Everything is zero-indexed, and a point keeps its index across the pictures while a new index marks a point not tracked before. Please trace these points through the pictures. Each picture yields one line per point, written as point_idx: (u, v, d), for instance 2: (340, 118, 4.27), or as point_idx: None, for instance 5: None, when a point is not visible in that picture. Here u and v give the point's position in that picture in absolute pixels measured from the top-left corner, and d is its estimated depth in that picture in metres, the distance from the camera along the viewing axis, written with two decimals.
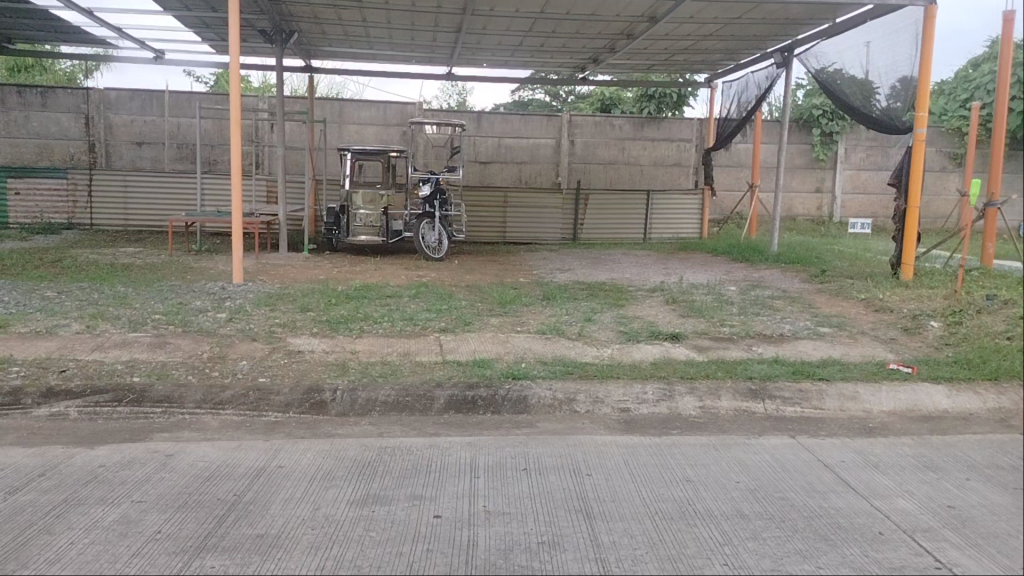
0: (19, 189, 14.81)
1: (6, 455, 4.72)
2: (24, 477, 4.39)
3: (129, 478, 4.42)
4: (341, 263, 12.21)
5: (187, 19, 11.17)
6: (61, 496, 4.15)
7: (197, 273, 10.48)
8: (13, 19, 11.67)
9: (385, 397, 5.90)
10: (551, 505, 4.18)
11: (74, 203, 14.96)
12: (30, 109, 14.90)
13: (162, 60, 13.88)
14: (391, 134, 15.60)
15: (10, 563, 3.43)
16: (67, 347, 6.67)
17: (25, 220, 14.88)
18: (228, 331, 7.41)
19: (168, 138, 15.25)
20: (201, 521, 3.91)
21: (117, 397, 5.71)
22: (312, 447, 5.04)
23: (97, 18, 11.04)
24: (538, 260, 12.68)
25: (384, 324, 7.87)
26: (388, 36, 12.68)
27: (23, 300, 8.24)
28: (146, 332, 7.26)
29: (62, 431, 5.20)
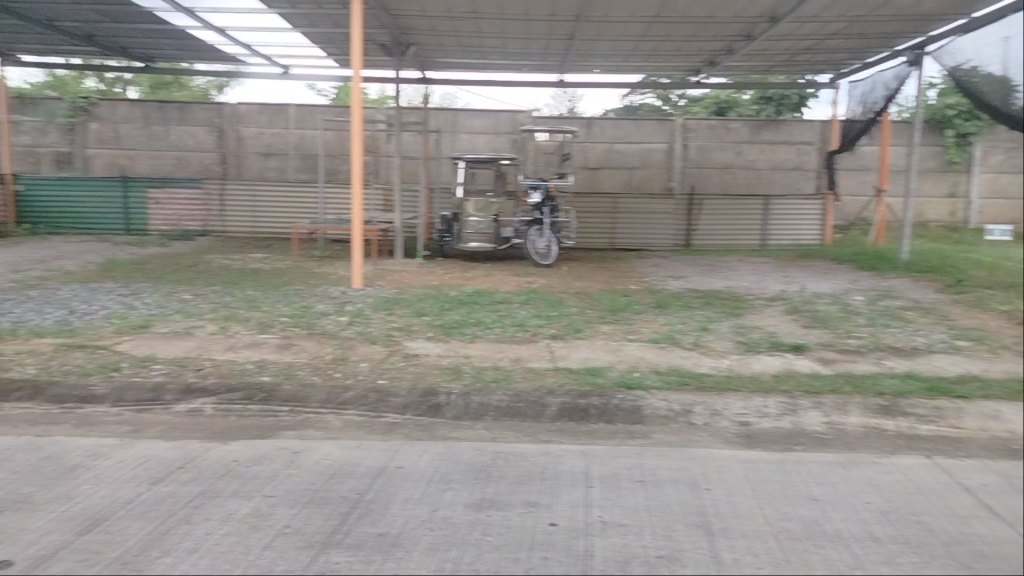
0: (159, 198, 15.79)
1: (150, 447, 5.04)
2: (166, 469, 4.68)
3: (259, 473, 4.63)
4: (454, 269, 12.42)
5: (313, 34, 11.65)
6: (199, 488, 4.39)
7: (319, 278, 10.91)
8: (156, 40, 12.46)
9: (499, 402, 5.95)
10: (669, 519, 4.09)
11: (208, 211, 15.93)
12: (170, 124, 15.84)
13: (288, 75, 14.54)
14: (502, 142, 15.75)
15: (155, 549, 3.65)
16: (204, 347, 7.06)
17: (164, 227, 15.85)
18: (349, 334, 7.67)
19: (293, 148, 15.79)
20: (327, 517, 4.05)
21: (249, 395, 6.00)
22: (430, 449, 5.14)
23: (230, 36, 11.65)
24: (651, 267, 12.51)
25: (497, 330, 7.95)
26: (502, 45, 12.84)
27: (163, 302, 8.79)
28: (274, 333, 7.59)
29: (199, 427, 5.49)
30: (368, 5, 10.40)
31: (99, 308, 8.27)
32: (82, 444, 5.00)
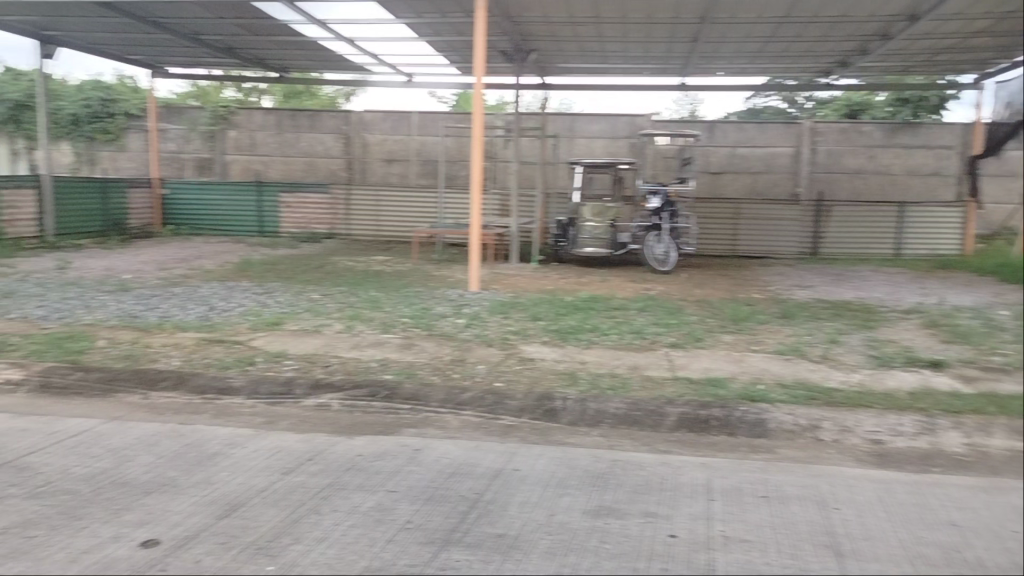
0: (289, 201, 16.62)
1: (281, 439, 5.28)
2: (296, 460, 4.88)
3: (383, 468, 4.77)
4: (570, 274, 12.42)
5: (438, 43, 11.92)
6: (327, 480, 4.56)
7: (438, 280, 11.14)
8: (290, 51, 13.06)
9: (616, 409, 5.90)
10: (795, 537, 3.94)
11: (334, 214, 16.56)
12: (300, 130, 16.53)
13: (412, 82, 14.94)
14: (621, 146, 15.63)
15: (286, 536, 3.81)
16: (330, 344, 7.34)
17: (293, 230, 16.63)
18: (467, 336, 7.79)
19: (415, 154, 16.15)
20: (447, 515, 4.12)
21: (372, 392, 6.20)
22: (546, 453, 5.15)
23: (359, 46, 12.08)
24: (775, 276, 12.11)
25: (614, 336, 7.88)
26: (623, 49, 12.75)
27: (292, 301, 9.20)
28: (396, 334, 7.80)
29: (326, 421, 5.71)
30: (492, 12, 10.56)
31: (235, 305, 8.73)
32: (220, 433, 5.28)
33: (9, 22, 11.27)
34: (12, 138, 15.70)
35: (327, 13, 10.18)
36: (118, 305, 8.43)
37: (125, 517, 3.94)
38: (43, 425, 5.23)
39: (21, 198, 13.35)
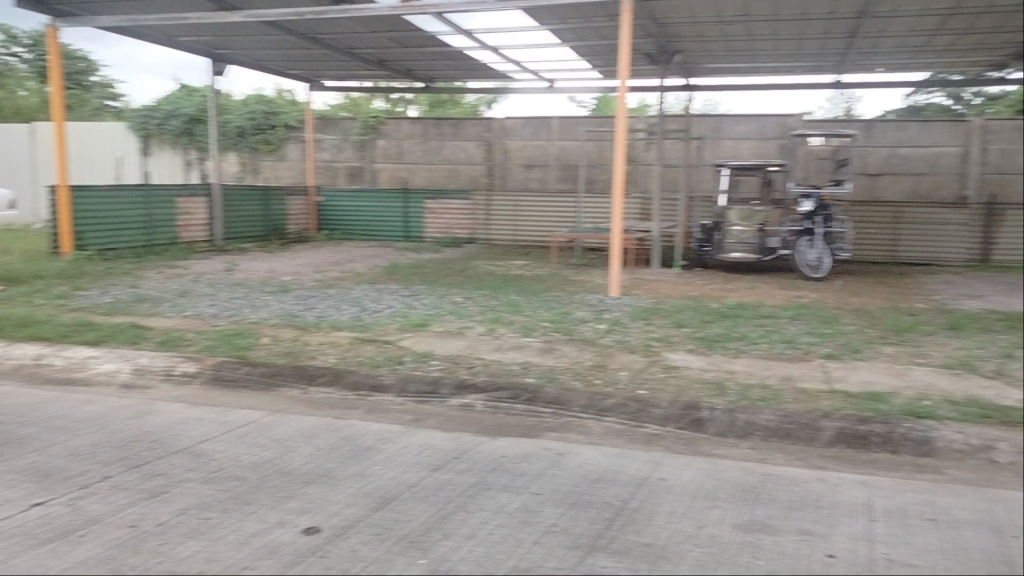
0: (432, 207, 17.03)
1: (429, 437, 5.42)
2: (444, 457, 5.01)
3: (527, 470, 4.81)
4: (714, 280, 12.10)
5: (581, 48, 11.95)
6: (474, 478, 4.64)
7: (579, 285, 11.15)
8: (437, 62, 13.47)
9: (767, 421, 5.68)
10: (970, 565, 3.64)
11: (475, 220, 16.88)
12: (444, 138, 17.02)
13: (554, 88, 15.05)
14: (769, 148, 15.11)
15: (437, 531, 3.91)
16: (473, 347, 7.50)
17: (436, 235, 17.05)
18: (609, 342, 7.75)
19: (555, 160, 16.26)
20: (593, 520, 4.09)
21: (516, 395, 6.27)
22: (693, 463, 5.03)
23: (504, 54, 12.30)
24: (940, 284, 11.31)
25: (762, 345, 7.61)
26: (773, 48, 12.31)
27: (437, 303, 9.47)
28: (538, 338, 7.86)
29: (471, 421, 5.83)
30: (637, 15, 10.48)
31: (384, 307, 9.08)
32: (372, 429, 5.49)
33: (187, 43, 12.25)
34: (185, 149, 16.88)
35: (474, 22, 10.44)
36: (278, 304, 8.97)
37: (288, 504, 4.15)
38: (215, 415, 5.62)
39: (194, 205, 14.09)
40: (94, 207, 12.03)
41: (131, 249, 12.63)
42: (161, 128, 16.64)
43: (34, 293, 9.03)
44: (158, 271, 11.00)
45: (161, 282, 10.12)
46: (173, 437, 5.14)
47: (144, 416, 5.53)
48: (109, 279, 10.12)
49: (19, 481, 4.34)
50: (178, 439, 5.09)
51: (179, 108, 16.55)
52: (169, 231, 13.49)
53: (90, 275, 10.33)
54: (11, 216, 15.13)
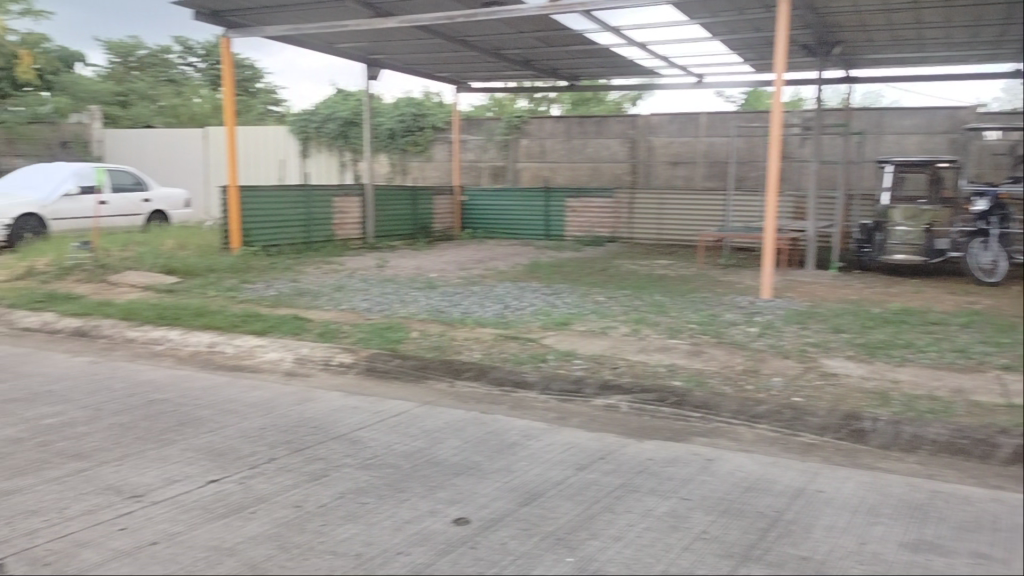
0: (574, 206, 17.02)
1: (574, 435, 5.42)
2: (590, 457, 4.98)
3: (675, 474, 4.71)
4: (873, 283, 11.42)
5: (733, 42, 11.59)
6: (620, 480, 4.59)
7: (726, 286, 10.83)
8: (583, 60, 13.46)
9: (936, 435, 5.29)
10: None
11: (617, 219, 16.75)
12: (588, 136, 16.98)
13: (702, 84, 14.68)
14: (937, 142, 14.09)
15: (584, 530, 3.89)
16: (618, 347, 7.43)
17: (577, 234, 17.03)
18: (760, 346, 7.47)
19: (702, 156, 15.88)
20: (745, 530, 3.95)
21: (662, 397, 6.16)
22: (853, 476, 4.76)
23: (651, 50, 12.13)
24: None
25: (931, 354, 7.09)
26: (945, 35, 11.46)
27: (581, 302, 9.46)
28: (685, 339, 7.70)
29: (617, 422, 5.78)
30: (794, 6, 10.05)
31: (529, 305, 9.17)
32: (519, 425, 5.55)
33: (345, 50, 12.85)
34: (341, 151, 17.56)
35: (622, 19, 10.33)
36: (427, 300, 9.25)
37: (439, 494, 4.26)
38: (369, 405, 5.86)
39: (349, 204, 14.75)
40: (259, 206, 12.79)
41: (291, 245, 13.37)
42: (320, 131, 17.33)
43: (208, 285, 9.76)
44: (316, 266, 11.63)
45: (319, 276, 10.68)
46: (331, 423, 5.40)
47: (305, 402, 5.86)
48: (273, 273, 10.79)
49: (196, 458, 4.69)
50: (336, 426, 5.34)
51: (336, 113, 17.14)
52: (325, 229, 14.16)
53: (256, 269, 11.05)
54: (187, 213, 16.42)
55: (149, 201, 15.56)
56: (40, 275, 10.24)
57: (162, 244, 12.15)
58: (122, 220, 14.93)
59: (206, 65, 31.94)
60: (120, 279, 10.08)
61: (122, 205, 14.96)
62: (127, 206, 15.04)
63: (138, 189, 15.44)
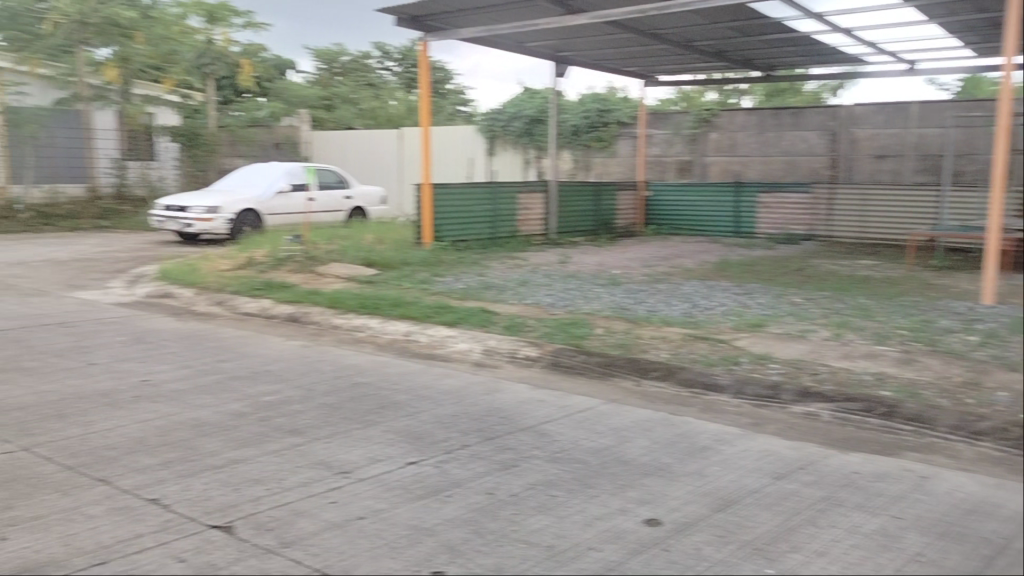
0: (767, 202, 16.25)
1: (770, 442, 5.19)
2: (788, 466, 4.75)
3: (885, 491, 4.39)
4: None
5: (953, 24, 10.63)
6: (822, 492, 4.34)
7: (939, 290, 9.97)
8: (781, 49, 12.86)
9: None
10: None
11: (815, 216, 15.78)
12: (783, 129, 16.24)
13: (914, 70, 13.60)
14: None
15: (784, 542, 3.72)
16: (817, 352, 7.05)
17: (770, 231, 16.22)
18: (982, 356, 6.81)
19: (912, 149, 14.76)
20: (967, 555, 3.60)
21: (868, 408, 5.77)
22: None
23: (857, 36, 11.38)
24: None
25: None
26: None
27: (775, 304, 9.06)
28: (893, 347, 7.16)
29: (818, 431, 5.48)
30: None
31: (718, 305, 8.90)
32: (709, 428, 5.40)
33: (535, 49, 13.07)
34: (525, 148, 17.80)
35: (826, 4, 9.75)
36: (612, 297, 9.22)
37: (629, 493, 4.23)
38: (556, 399, 5.93)
39: (533, 201, 14.98)
40: (449, 203, 13.22)
41: (478, 241, 13.74)
42: (506, 129, 17.62)
43: (403, 278, 10.28)
44: (503, 261, 11.92)
45: (505, 271, 10.96)
46: (520, 415, 5.51)
47: (494, 393, 6.02)
48: (462, 267, 11.20)
49: (396, 440, 4.94)
50: (525, 418, 5.45)
51: (521, 110, 17.33)
52: (510, 224, 14.43)
53: (446, 263, 11.51)
54: (383, 211, 17.37)
55: (350, 199, 16.58)
56: (257, 265, 11.24)
57: (361, 238, 12.94)
58: (326, 215, 16.01)
59: (402, 69, 33.79)
60: (325, 269, 10.86)
61: (326, 201, 16.03)
62: (331, 203, 16.12)
63: (340, 187, 16.50)
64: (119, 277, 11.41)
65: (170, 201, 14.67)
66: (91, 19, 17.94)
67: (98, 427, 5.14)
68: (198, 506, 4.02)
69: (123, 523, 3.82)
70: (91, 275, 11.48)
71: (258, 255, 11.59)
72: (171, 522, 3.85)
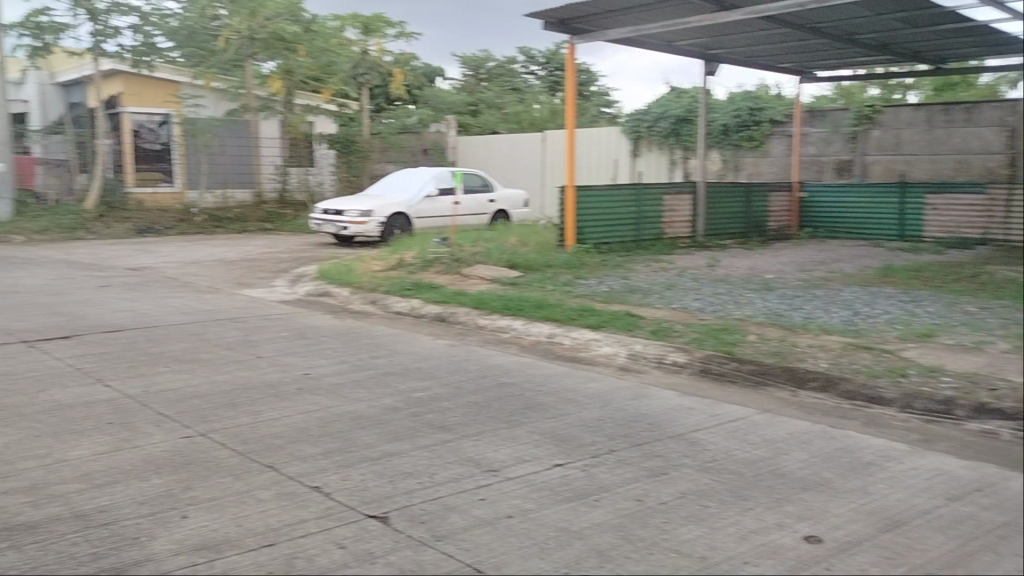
0: (937, 203, 14.48)
1: (943, 461, 4.83)
2: (964, 487, 4.40)
3: None
4: None
5: None
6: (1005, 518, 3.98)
7: None
8: (954, 40, 11.97)
9: None
10: None
11: (991, 218, 13.61)
12: (954, 126, 14.73)
13: None
14: None
15: (960, 568, 3.45)
16: (996, 365, 6.49)
17: (939, 235, 14.39)
18: None
19: None
20: None
21: None
22: None
23: None
24: None
25: None
26: None
27: (944, 311, 8.44)
28: None
29: (998, 451, 5.04)
30: None
31: (881, 312, 8.39)
32: (874, 444, 5.09)
33: (684, 48, 12.81)
34: (671, 149, 17.36)
35: None
36: (763, 302, 8.89)
37: (786, 508, 4.06)
38: (705, 407, 5.79)
39: (679, 203, 14.43)
40: (593, 205, 13.13)
41: (622, 243, 13.53)
42: (651, 130, 17.31)
43: (546, 280, 10.35)
44: (647, 264, 11.77)
45: (650, 274, 10.82)
46: (668, 422, 5.42)
47: (641, 398, 5.95)
48: (605, 270, 11.16)
49: (544, 442, 4.98)
50: (673, 425, 5.35)
51: (667, 111, 16.93)
52: (656, 227, 14.04)
53: (590, 265, 11.50)
54: (526, 213, 17.58)
55: (494, 202, 16.89)
56: (407, 266, 11.67)
57: (506, 241, 13.14)
58: (471, 218, 16.43)
59: (546, 72, 34.14)
60: (471, 271, 11.12)
61: (470, 204, 16.42)
62: (476, 206, 16.50)
63: (485, 190, 16.83)
64: (281, 276, 12.17)
65: (327, 204, 15.46)
66: (258, 34, 19.27)
67: (265, 417, 5.48)
68: (356, 496, 4.21)
69: (289, 508, 4.06)
70: (257, 274, 12.31)
71: (408, 257, 12.01)
72: (333, 509, 4.05)
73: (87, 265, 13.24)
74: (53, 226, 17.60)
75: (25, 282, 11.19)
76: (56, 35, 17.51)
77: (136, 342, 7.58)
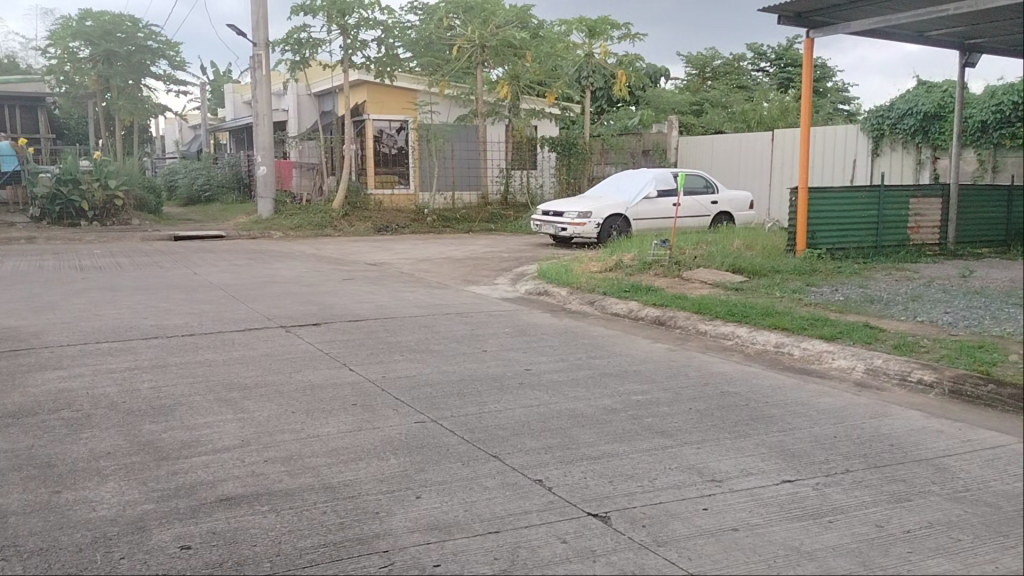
0: None
1: None
2: None
3: None
4: None
5: None
6: None
7: None
8: None
9: None
10: None
11: None
12: None
13: None
14: None
15: None
16: None
17: None
18: None
19: None
20: None
21: None
22: None
23: None
24: None
25: None
26: None
27: None
28: None
29: None
30: None
31: None
32: None
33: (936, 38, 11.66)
34: (918, 148, 15.73)
35: None
36: None
37: None
38: (958, 431, 5.24)
39: (927, 206, 13.02)
40: (827, 206, 12.34)
41: (860, 249, 12.56)
42: (895, 127, 15.93)
43: (774, 286, 9.92)
44: (887, 273, 10.91)
45: (890, 284, 10.00)
46: (913, 445, 4.96)
47: (881, 418, 5.51)
48: (839, 278, 10.49)
49: (771, 456, 4.77)
50: (920, 449, 4.89)
51: (917, 106, 15.23)
52: (900, 232, 12.82)
53: (822, 272, 10.85)
54: (749, 217, 16.95)
55: (717, 203, 16.44)
56: (625, 267, 11.69)
57: (730, 244, 12.76)
58: (691, 220, 16.12)
59: (776, 68, 32.66)
60: (691, 275, 10.94)
61: (692, 206, 16.10)
62: (697, 208, 16.17)
63: (707, 192, 16.42)
64: (505, 274, 12.66)
65: (548, 206, 15.87)
66: (489, 41, 20.12)
67: (490, 408, 5.71)
68: (577, 493, 4.27)
69: (513, 498, 4.19)
70: (483, 272, 12.90)
71: (626, 258, 12.02)
72: (555, 504, 4.13)
73: (333, 259, 14.54)
74: (305, 223, 19.52)
75: (284, 273, 12.50)
76: (313, 49, 19.34)
77: (377, 331, 8.21)
